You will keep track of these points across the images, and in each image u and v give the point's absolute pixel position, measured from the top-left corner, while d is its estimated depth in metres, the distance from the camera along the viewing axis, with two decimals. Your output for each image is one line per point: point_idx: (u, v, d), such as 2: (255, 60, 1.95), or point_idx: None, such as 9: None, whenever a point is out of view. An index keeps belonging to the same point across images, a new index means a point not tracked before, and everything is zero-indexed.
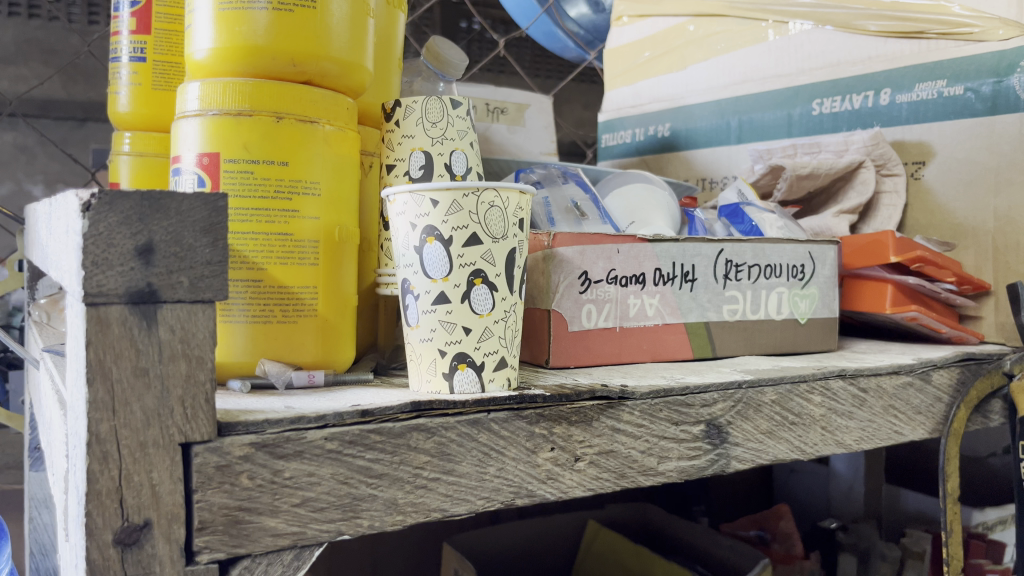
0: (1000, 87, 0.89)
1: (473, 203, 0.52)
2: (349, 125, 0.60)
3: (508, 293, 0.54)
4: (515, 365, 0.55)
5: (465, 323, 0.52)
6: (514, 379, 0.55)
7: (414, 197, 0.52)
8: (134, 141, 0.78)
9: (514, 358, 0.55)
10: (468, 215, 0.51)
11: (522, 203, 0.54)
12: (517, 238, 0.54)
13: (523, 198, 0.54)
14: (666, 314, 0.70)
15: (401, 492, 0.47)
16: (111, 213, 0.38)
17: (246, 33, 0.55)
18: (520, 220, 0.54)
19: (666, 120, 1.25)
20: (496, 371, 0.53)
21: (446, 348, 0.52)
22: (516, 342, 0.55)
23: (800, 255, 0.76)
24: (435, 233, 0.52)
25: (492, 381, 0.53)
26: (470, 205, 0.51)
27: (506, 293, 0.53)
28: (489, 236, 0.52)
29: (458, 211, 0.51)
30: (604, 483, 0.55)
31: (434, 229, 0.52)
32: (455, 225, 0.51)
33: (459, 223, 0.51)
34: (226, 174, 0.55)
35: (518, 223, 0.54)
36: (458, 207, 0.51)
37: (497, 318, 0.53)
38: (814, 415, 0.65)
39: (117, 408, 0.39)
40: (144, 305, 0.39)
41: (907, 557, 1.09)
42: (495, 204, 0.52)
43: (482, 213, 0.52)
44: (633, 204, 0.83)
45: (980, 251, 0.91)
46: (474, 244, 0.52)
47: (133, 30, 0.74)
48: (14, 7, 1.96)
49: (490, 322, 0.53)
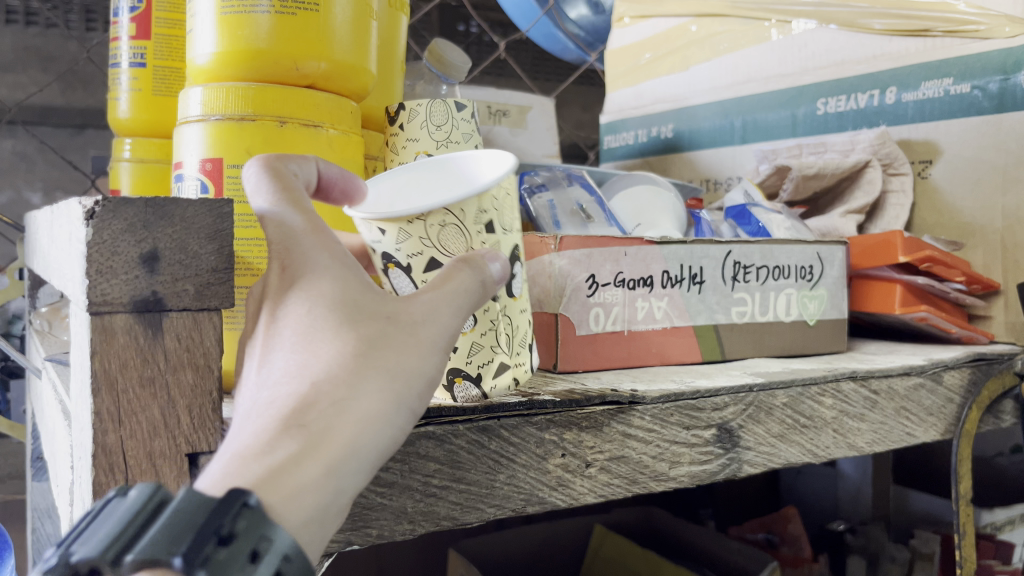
0: (1008, 85, 0.88)
1: (422, 227, 0.48)
2: (352, 130, 0.60)
3: (491, 304, 0.50)
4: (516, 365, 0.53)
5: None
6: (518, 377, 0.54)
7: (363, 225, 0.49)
8: (133, 148, 0.78)
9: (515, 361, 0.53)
10: (420, 240, 0.48)
11: (485, 197, 0.49)
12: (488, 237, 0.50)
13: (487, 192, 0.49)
14: (674, 317, 0.69)
15: (412, 501, 0.48)
16: (115, 220, 0.37)
17: (248, 37, 0.55)
18: (485, 223, 0.49)
19: (670, 121, 1.26)
20: (497, 380, 0.52)
21: None
22: (521, 340, 0.54)
23: (809, 255, 0.76)
24: (392, 260, 0.49)
25: (495, 386, 0.52)
26: (419, 230, 0.48)
27: (488, 303, 0.50)
28: (448, 255, 0.49)
29: (408, 238, 0.48)
30: (615, 489, 0.55)
31: (390, 256, 0.49)
32: (410, 252, 0.48)
33: (412, 250, 0.48)
34: (230, 180, 0.54)
35: (485, 227, 0.49)
36: (407, 233, 0.48)
37: (483, 331, 0.50)
38: (825, 417, 0.64)
39: (123, 419, 0.39)
40: (149, 313, 0.39)
41: (916, 559, 1.07)
42: (446, 221, 0.48)
43: (433, 233, 0.48)
44: (639, 207, 0.82)
45: (989, 250, 0.90)
46: (434, 267, 0.49)
47: (133, 35, 0.73)
48: (9, 13, 1.64)
49: (475, 337, 0.50)
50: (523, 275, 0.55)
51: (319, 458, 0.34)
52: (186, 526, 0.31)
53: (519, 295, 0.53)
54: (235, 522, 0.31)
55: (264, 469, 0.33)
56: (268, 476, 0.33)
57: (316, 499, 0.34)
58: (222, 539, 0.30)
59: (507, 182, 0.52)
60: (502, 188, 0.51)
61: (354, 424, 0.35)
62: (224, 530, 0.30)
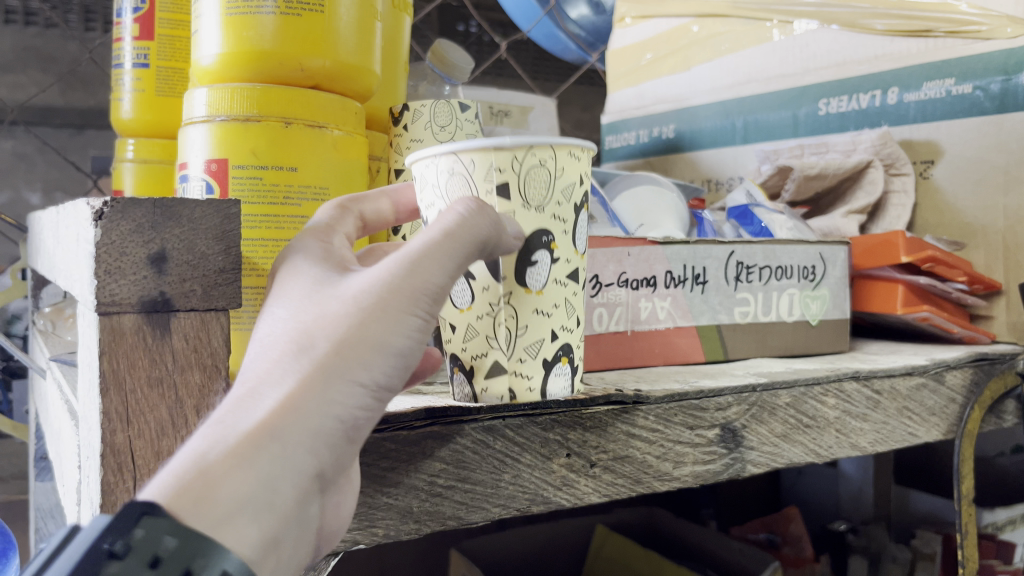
0: (1009, 85, 0.88)
1: (434, 173, 0.47)
2: (357, 130, 0.60)
3: (490, 287, 0.47)
4: (516, 368, 0.49)
5: (451, 319, 0.49)
6: (519, 384, 0.49)
7: None
8: (137, 148, 0.79)
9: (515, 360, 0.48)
10: (433, 188, 0.48)
11: (511, 160, 0.46)
12: (504, 207, 0.46)
13: (519, 154, 0.46)
14: (678, 317, 0.69)
15: (417, 501, 0.48)
16: (123, 221, 0.37)
17: (253, 38, 0.55)
18: (494, 182, 0.46)
19: (671, 121, 1.26)
20: (489, 379, 0.49)
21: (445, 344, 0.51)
22: (531, 344, 0.48)
23: (812, 256, 0.76)
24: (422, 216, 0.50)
25: (485, 389, 0.49)
26: (433, 176, 0.47)
27: (488, 285, 0.47)
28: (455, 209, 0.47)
29: (424, 186, 0.48)
30: (620, 488, 0.55)
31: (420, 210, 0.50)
32: (428, 201, 0.48)
33: (428, 202, 0.48)
34: (236, 181, 0.54)
35: (494, 185, 0.46)
36: (425, 180, 0.48)
37: (479, 314, 0.48)
38: (828, 417, 0.65)
39: (132, 419, 0.39)
40: (157, 313, 0.39)
41: (918, 559, 1.06)
42: (457, 171, 0.46)
43: (443, 183, 0.47)
44: (642, 207, 0.83)
45: (990, 250, 0.90)
46: None
47: (136, 36, 0.74)
48: (8, 13, 1.55)
49: (471, 318, 0.48)
50: (564, 275, 0.49)
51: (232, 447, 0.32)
52: (80, 551, 0.31)
53: (540, 291, 0.48)
54: (130, 535, 0.30)
55: (180, 469, 0.32)
56: (178, 474, 0.32)
57: (231, 494, 0.32)
58: (113, 553, 0.30)
59: (563, 159, 0.47)
60: (549, 161, 0.47)
61: (277, 409, 0.34)
62: (114, 545, 0.30)
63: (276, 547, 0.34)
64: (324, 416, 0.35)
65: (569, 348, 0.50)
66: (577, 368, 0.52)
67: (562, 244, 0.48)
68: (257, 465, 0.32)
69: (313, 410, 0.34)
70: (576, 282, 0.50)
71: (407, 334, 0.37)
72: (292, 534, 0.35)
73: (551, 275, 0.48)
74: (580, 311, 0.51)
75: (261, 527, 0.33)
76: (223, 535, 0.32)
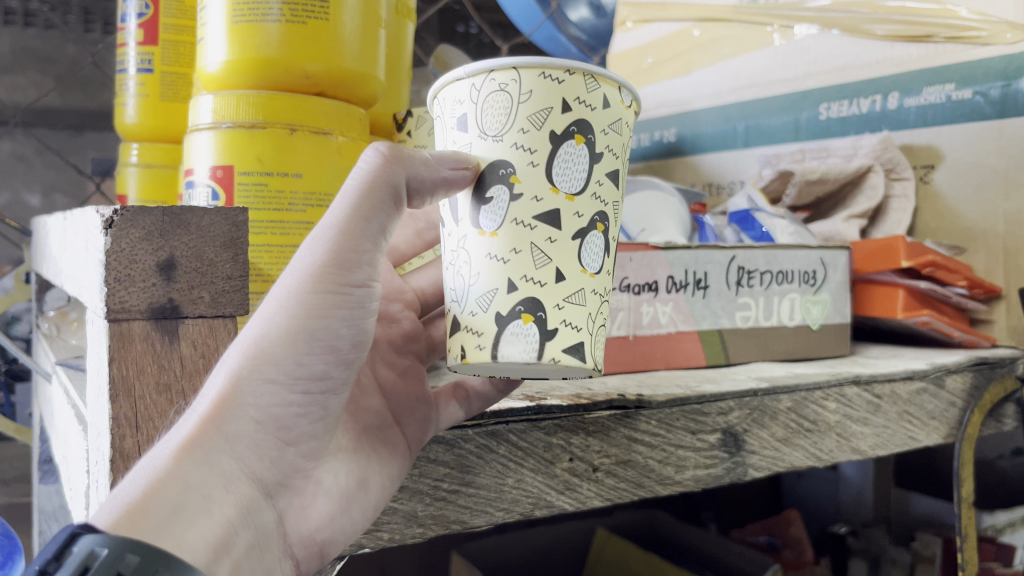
0: (1009, 91, 0.89)
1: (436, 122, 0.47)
2: (361, 136, 0.61)
3: (452, 226, 0.43)
4: (464, 319, 0.43)
5: None
6: (464, 338, 0.43)
7: None
8: (140, 153, 0.79)
9: (466, 309, 0.42)
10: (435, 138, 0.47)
11: (469, 89, 0.42)
12: (466, 140, 0.42)
13: (476, 82, 0.41)
14: (679, 322, 0.69)
15: (422, 505, 0.49)
16: (133, 229, 0.38)
17: (259, 45, 0.55)
18: (457, 115, 0.42)
19: (673, 125, 1.27)
20: (452, 336, 0.44)
21: None
22: (483, 294, 0.42)
23: (813, 261, 0.76)
24: None
25: (448, 347, 0.44)
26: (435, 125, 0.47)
27: (453, 227, 0.43)
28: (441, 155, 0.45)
29: None
30: (622, 492, 0.55)
31: None
32: None
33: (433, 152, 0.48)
34: (241, 187, 0.54)
35: (457, 120, 0.42)
36: None
37: (448, 261, 0.44)
38: (829, 421, 0.65)
39: (141, 425, 0.39)
40: (166, 320, 0.39)
41: (918, 562, 1.09)
42: (440, 116, 0.45)
43: (440, 131, 0.46)
44: (644, 212, 0.83)
45: (991, 255, 0.91)
46: None
47: (140, 41, 0.74)
48: (8, 14, 1.51)
49: (446, 267, 0.45)
50: (532, 216, 0.41)
51: (162, 464, 0.35)
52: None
53: (495, 232, 0.41)
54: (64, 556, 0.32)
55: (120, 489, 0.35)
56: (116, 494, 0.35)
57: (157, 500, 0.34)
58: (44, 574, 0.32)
59: (532, 81, 0.40)
60: (512, 84, 0.40)
61: (201, 417, 0.36)
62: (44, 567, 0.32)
63: (231, 551, 0.36)
64: (247, 413, 0.36)
65: (535, 304, 0.41)
66: (556, 333, 0.42)
67: (527, 179, 0.41)
68: (186, 474, 0.35)
69: (236, 410, 0.36)
70: (553, 227, 0.41)
71: (335, 314, 0.37)
72: (244, 536, 0.37)
73: (508, 214, 0.41)
74: (566, 265, 0.42)
75: (203, 531, 0.34)
76: (163, 542, 0.33)
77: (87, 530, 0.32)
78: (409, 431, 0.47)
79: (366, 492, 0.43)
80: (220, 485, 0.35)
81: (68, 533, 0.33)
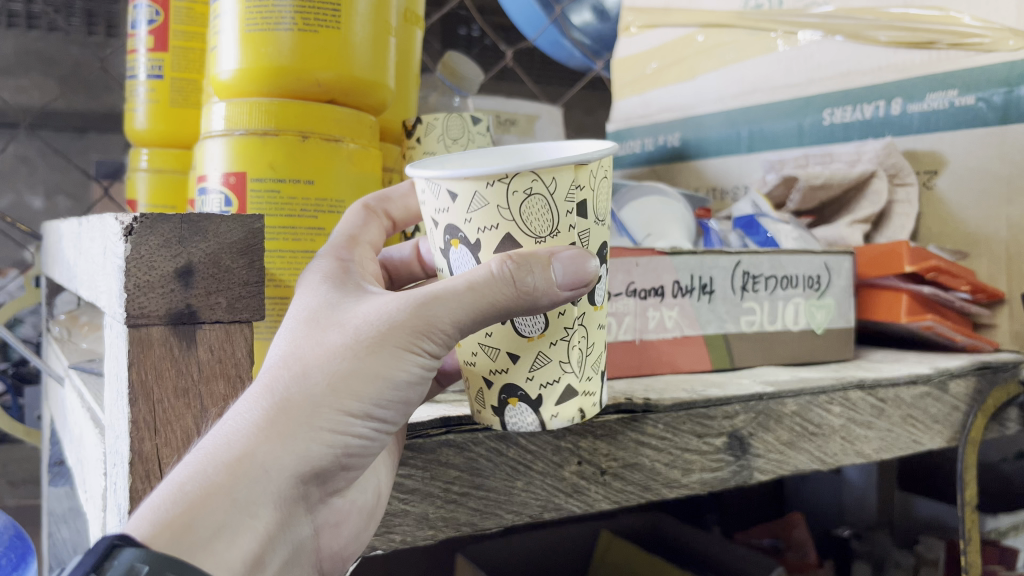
0: (1012, 97, 0.88)
1: (501, 193, 0.41)
2: (371, 143, 0.61)
3: (570, 308, 0.44)
4: (586, 387, 0.47)
5: (512, 348, 0.45)
6: (587, 403, 0.47)
7: (432, 187, 0.43)
8: (151, 158, 0.80)
9: (586, 380, 0.46)
10: (496, 210, 0.42)
11: (590, 176, 0.42)
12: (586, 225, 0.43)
13: (595, 169, 0.42)
14: (685, 326, 0.70)
15: (433, 507, 0.50)
16: (152, 236, 0.38)
17: (271, 54, 0.56)
18: (576, 202, 0.42)
19: (677, 130, 1.30)
20: (561, 406, 0.46)
21: (492, 379, 0.46)
22: (597, 361, 0.47)
23: (817, 266, 0.77)
24: (458, 235, 0.43)
25: (554, 416, 0.46)
26: (497, 197, 0.41)
27: (568, 308, 0.44)
28: (530, 234, 0.42)
29: (483, 207, 0.42)
30: (629, 495, 0.56)
31: (457, 231, 0.43)
32: (480, 224, 0.42)
33: (484, 222, 0.42)
34: (253, 193, 0.55)
35: (575, 206, 0.42)
36: (481, 201, 0.41)
37: (555, 340, 0.44)
38: (834, 425, 0.66)
39: (159, 428, 0.40)
40: (184, 325, 0.40)
41: (921, 565, 1.08)
42: (534, 193, 0.41)
43: (512, 204, 0.41)
44: (649, 217, 0.84)
45: (994, 260, 0.91)
46: (507, 245, 0.43)
47: (150, 48, 0.75)
48: (11, 17, 1.52)
49: (543, 346, 0.44)
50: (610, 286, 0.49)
51: (213, 479, 0.36)
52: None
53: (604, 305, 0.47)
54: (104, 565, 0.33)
55: (163, 499, 0.36)
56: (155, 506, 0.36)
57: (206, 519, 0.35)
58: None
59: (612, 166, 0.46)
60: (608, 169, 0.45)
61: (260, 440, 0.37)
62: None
63: (265, 565, 0.38)
64: (317, 439, 0.38)
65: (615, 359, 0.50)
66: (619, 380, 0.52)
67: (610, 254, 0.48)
68: (235, 492, 0.36)
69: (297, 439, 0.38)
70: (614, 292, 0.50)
71: (403, 368, 0.40)
72: (280, 553, 0.39)
73: (608, 289, 0.47)
74: None
75: (243, 548, 0.36)
76: (202, 560, 0.35)
77: (127, 541, 0.34)
78: (398, 438, 0.48)
79: (380, 508, 0.47)
80: (268, 503, 0.37)
81: (108, 544, 0.34)
